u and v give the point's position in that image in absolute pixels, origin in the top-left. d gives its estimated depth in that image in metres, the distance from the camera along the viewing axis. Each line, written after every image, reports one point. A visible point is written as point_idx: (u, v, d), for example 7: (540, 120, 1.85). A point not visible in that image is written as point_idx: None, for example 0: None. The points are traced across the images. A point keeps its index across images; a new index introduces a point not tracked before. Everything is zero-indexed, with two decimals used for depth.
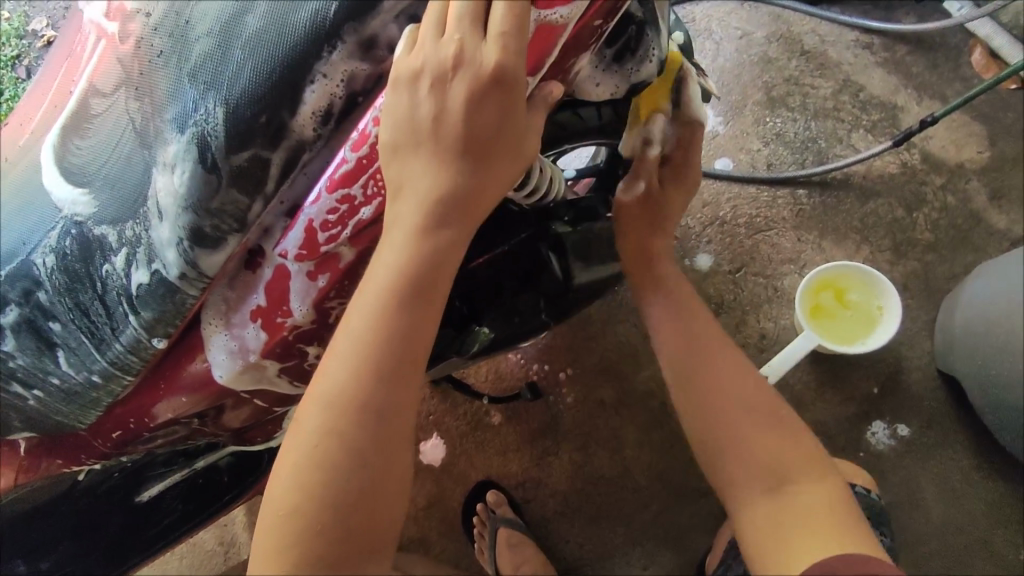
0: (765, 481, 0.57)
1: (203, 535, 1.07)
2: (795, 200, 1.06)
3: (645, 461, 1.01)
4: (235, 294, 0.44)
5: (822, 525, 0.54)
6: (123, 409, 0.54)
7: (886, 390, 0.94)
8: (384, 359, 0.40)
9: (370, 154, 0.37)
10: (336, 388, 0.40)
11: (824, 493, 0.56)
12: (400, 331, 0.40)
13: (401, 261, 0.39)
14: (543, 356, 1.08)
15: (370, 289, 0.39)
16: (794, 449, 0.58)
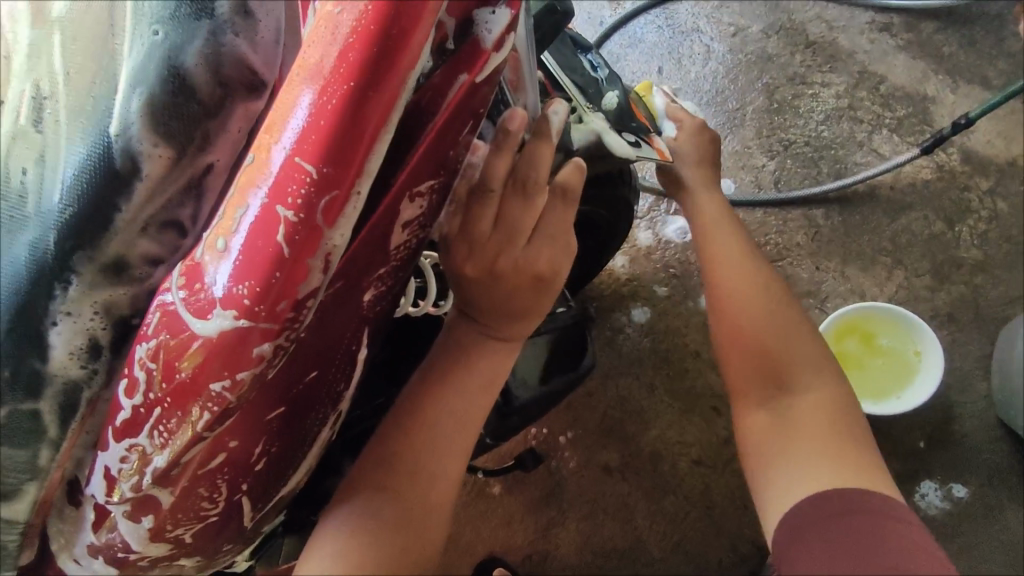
0: (772, 382, 0.53)
1: None
2: (811, 222, 0.91)
3: (660, 528, 0.91)
4: (69, 526, 0.38)
5: (820, 438, 0.49)
6: None
7: (934, 442, 0.80)
8: (411, 485, 0.42)
9: (144, 402, 0.31)
10: (366, 503, 0.42)
11: (831, 399, 0.51)
12: (435, 458, 0.43)
13: (420, 427, 0.43)
14: (541, 419, 0.99)
15: (416, 415, 0.43)
16: (805, 353, 0.54)
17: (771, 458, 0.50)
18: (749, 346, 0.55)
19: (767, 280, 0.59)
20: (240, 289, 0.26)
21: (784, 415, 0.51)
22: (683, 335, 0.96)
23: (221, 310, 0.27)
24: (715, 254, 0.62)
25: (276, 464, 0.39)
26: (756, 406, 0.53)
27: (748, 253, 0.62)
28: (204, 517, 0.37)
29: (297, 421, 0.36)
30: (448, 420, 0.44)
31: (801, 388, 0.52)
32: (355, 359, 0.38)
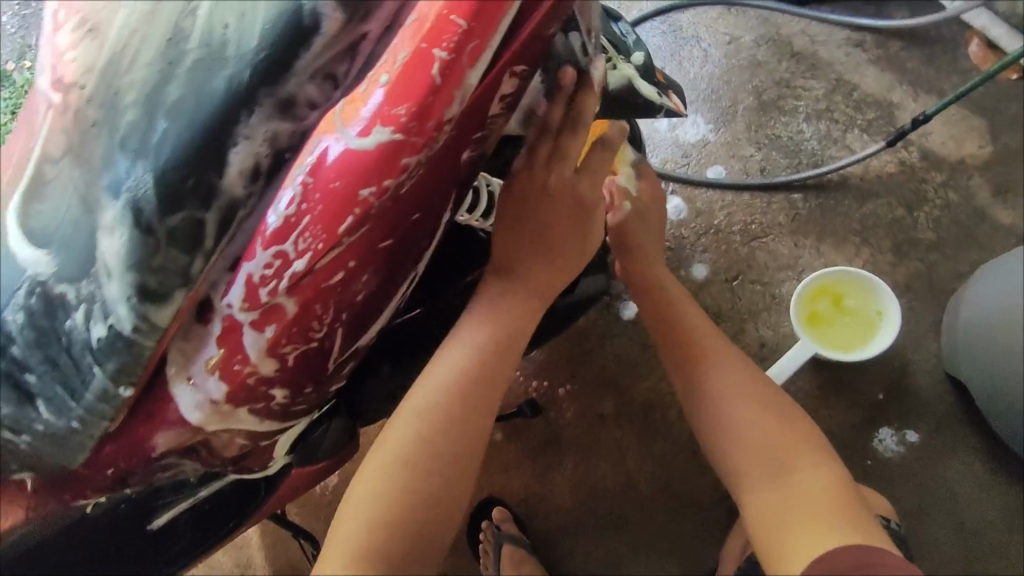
0: (770, 470, 0.61)
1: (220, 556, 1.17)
2: (791, 205, 1.04)
3: (648, 469, 1.02)
4: (191, 345, 0.46)
5: (816, 514, 0.56)
6: (109, 451, 0.56)
7: (892, 395, 0.91)
8: (454, 411, 0.55)
9: (297, 212, 0.38)
10: (416, 427, 0.54)
11: (822, 475, 0.60)
12: (471, 391, 0.56)
13: (426, 418, 0.54)
14: (542, 373, 1.08)
15: (450, 357, 0.57)
16: (787, 434, 0.63)
17: (782, 532, 0.57)
18: (746, 441, 0.63)
19: (747, 371, 0.69)
20: (398, 110, 0.36)
21: (786, 491, 0.59)
22: None
23: (382, 126, 0.36)
24: (701, 357, 0.71)
25: (367, 305, 0.47)
26: (761, 488, 0.60)
27: (722, 347, 0.71)
28: (308, 339, 0.46)
29: (393, 259, 0.45)
30: (473, 361, 0.57)
31: (800, 468, 0.60)
32: (439, 220, 0.47)
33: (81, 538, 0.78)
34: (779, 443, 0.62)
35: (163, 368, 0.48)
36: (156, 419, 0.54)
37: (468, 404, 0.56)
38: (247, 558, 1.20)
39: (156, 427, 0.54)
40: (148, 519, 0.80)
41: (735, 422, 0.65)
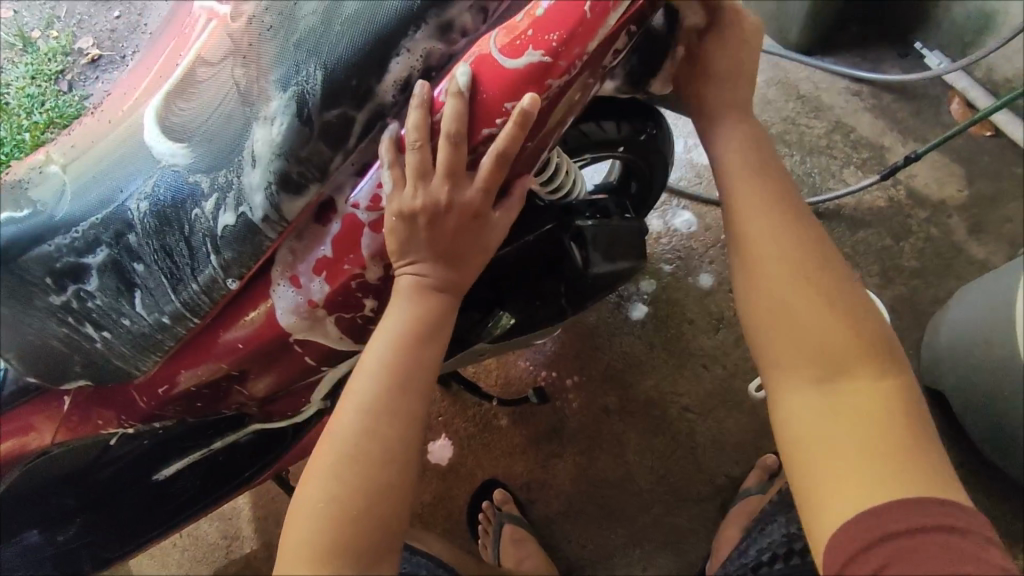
0: (818, 372, 0.52)
1: (205, 530, 1.15)
2: None
3: (648, 464, 1.04)
4: (303, 244, 0.51)
5: (882, 444, 0.49)
6: (173, 364, 0.60)
7: None
8: (399, 379, 0.52)
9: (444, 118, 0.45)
10: (364, 396, 0.52)
11: (891, 393, 0.52)
12: (412, 358, 0.53)
13: (374, 395, 0.52)
14: (551, 363, 1.12)
15: (390, 324, 0.52)
16: (848, 341, 0.53)
17: (827, 451, 0.51)
18: (805, 334, 0.53)
19: (813, 250, 0.55)
20: (550, 36, 0.42)
21: (834, 403, 0.51)
22: (682, 307, 1.13)
23: (534, 50, 0.43)
24: (757, 232, 0.56)
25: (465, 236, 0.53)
26: (805, 388, 0.53)
27: (783, 222, 0.56)
28: (431, 254, 0.50)
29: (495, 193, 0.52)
30: (406, 327, 0.52)
31: (863, 378, 0.52)
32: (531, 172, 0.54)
33: (86, 491, 0.83)
34: (849, 354, 0.52)
35: (270, 266, 0.52)
36: (217, 335, 0.57)
37: (405, 386, 0.52)
38: (235, 529, 1.14)
39: (223, 333, 0.57)
40: (154, 472, 0.85)
41: (792, 309, 0.54)
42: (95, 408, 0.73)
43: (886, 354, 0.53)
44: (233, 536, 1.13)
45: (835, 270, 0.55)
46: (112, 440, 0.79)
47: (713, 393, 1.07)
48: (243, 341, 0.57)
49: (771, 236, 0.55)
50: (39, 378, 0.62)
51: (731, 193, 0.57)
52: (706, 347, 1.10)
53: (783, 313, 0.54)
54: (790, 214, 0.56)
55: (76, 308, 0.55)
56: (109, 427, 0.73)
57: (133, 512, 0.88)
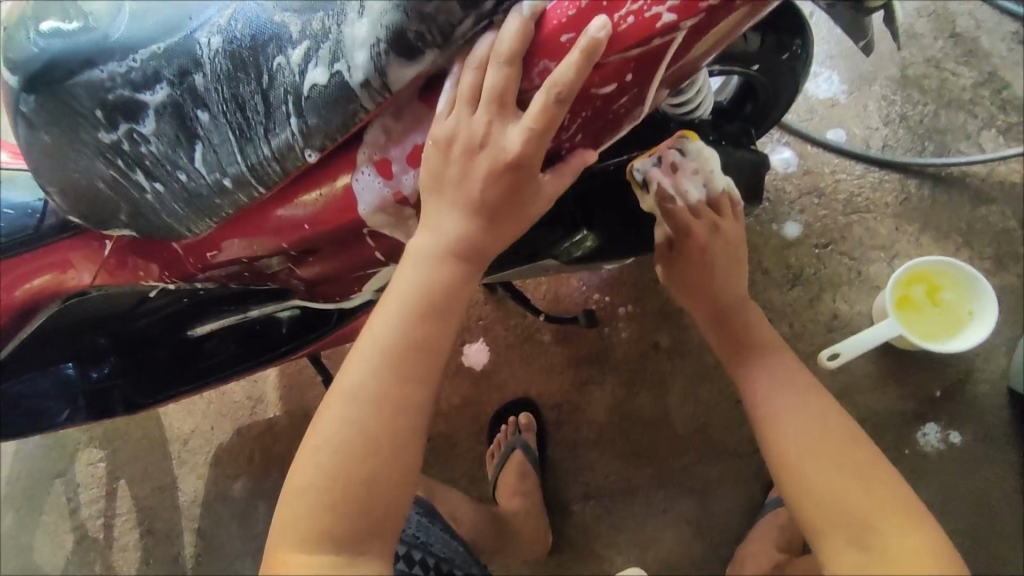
0: (852, 531, 0.54)
1: (232, 388, 1.16)
2: (903, 188, 1.01)
3: (690, 410, 0.99)
4: (400, 124, 0.46)
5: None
6: (229, 228, 0.54)
7: (949, 396, 0.93)
8: (404, 353, 0.48)
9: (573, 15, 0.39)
10: (368, 369, 0.49)
11: (916, 544, 0.53)
12: (419, 334, 0.49)
13: (377, 369, 0.48)
14: (606, 289, 1.06)
15: (395, 294, 0.49)
16: (873, 499, 0.55)
17: None
18: (834, 498, 0.56)
19: (830, 427, 0.62)
20: None
21: (871, 556, 0.53)
22: (760, 253, 1.03)
23: None
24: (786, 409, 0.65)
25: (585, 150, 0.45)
26: (842, 546, 0.55)
27: (813, 406, 0.64)
28: (498, 182, 0.45)
29: (637, 108, 0.43)
30: (409, 297, 0.48)
31: (891, 534, 0.53)
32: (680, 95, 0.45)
33: (121, 335, 0.84)
34: (879, 512, 0.55)
35: (357, 143, 0.47)
36: (281, 204, 0.52)
37: (407, 362, 0.49)
38: (260, 393, 1.14)
39: (286, 203, 0.51)
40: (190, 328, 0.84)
41: (814, 473, 0.59)
42: (134, 255, 0.67)
43: (910, 504, 0.56)
44: (258, 399, 1.14)
45: (861, 444, 0.60)
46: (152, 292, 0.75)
47: None
48: (312, 216, 0.51)
49: (798, 419, 0.63)
50: (82, 220, 0.56)
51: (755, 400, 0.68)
52: (777, 303, 1.01)
53: (815, 472, 0.59)
54: (782, 401, 0.66)
55: (128, 152, 0.48)
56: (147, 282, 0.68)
57: (168, 366, 0.87)
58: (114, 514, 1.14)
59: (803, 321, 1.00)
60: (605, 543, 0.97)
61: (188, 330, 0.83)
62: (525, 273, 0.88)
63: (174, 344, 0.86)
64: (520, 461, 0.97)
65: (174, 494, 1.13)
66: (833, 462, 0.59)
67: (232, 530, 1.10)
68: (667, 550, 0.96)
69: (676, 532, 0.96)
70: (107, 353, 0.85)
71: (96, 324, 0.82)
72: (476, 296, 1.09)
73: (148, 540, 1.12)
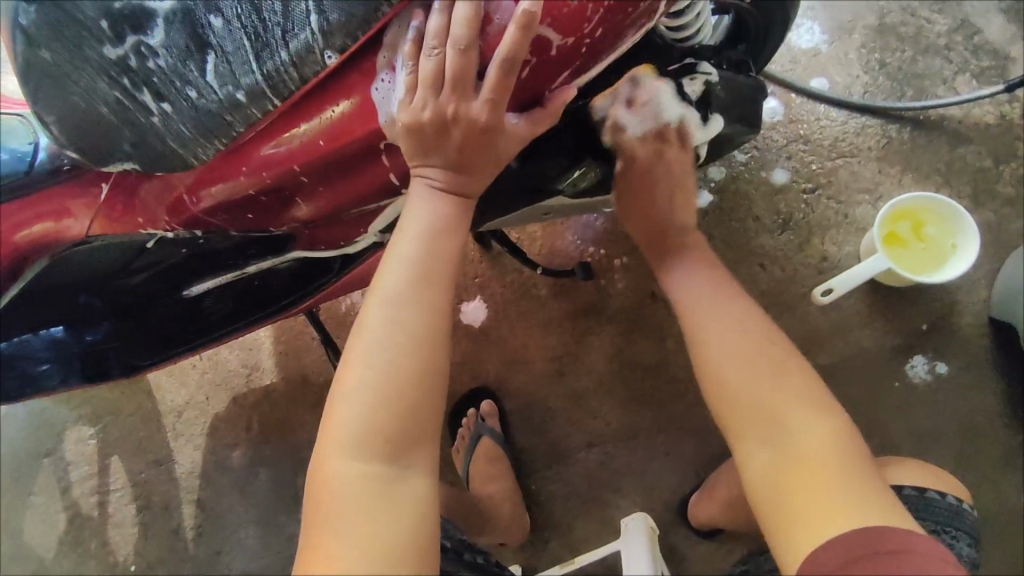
0: (767, 432, 0.61)
1: (226, 357, 1.14)
2: (885, 133, 1.05)
3: (687, 355, 1.01)
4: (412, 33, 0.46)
5: (819, 468, 0.57)
6: (239, 155, 0.54)
7: (934, 328, 0.96)
8: (423, 269, 0.53)
9: None
10: (393, 288, 0.52)
11: (823, 436, 0.59)
12: (434, 252, 0.53)
13: (401, 287, 0.52)
14: (600, 241, 1.07)
15: (410, 220, 0.53)
16: (782, 396, 0.61)
17: (792, 518, 0.56)
18: (757, 408, 0.62)
19: (749, 330, 0.66)
20: None
21: (790, 458, 0.58)
22: (749, 201, 1.06)
23: None
24: (700, 319, 0.69)
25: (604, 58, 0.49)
26: (762, 450, 0.60)
27: (729, 305, 0.69)
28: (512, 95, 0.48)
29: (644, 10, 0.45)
30: (426, 219, 0.53)
31: (800, 431, 0.59)
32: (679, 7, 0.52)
33: (111, 295, 0.80)
34: (791, 414, 0.60)
35: (375, 46, 0.49)
36: (288, 126, 0.52)
37: (431, 283, 0.53)
38: (256, 360, 1.13)
39: (294, 124, 0.52)
40: (186, 286, 0.81)
41: (734, 384, 0.64)
42: (133, 201, 0.65)
43: (818, 398, 0.62)
44: (254, 367, 1.12)
45: (778, 342, 0.65)
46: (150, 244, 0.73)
47: (766, 293, 1.02)
48: (324, 133, 0.51)
49: (722, 323, 0.67)
50: (79, 155, 0.55)
51: (683, 308, 0.71)
52: (768, 247, 1.04)
53: (749, 386, 0.63)
54: (707, 305, 0.70)
55: (133, 69, 0.47)
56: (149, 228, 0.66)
57: (163, 324, 0.86)
58: (109, 491, 1.11)
59: (794, 264, 1.02)
60: (610, 489, 0.99)
61: (183, 288, 0.81)
62: (524, 219, 0.88)
63: (168, 303, 0.84)
64: None
65: (171, 467, 1.11)
66: (755, 369, 0.63)
67: (233, 499, 1.09)
68: (671, 491, 0.98)
69: (679, 472, 0.98)
70: (98, 315, 0.83)
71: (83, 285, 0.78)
72: (472, 253, 1.09)
73: (145, 515, 1.10)
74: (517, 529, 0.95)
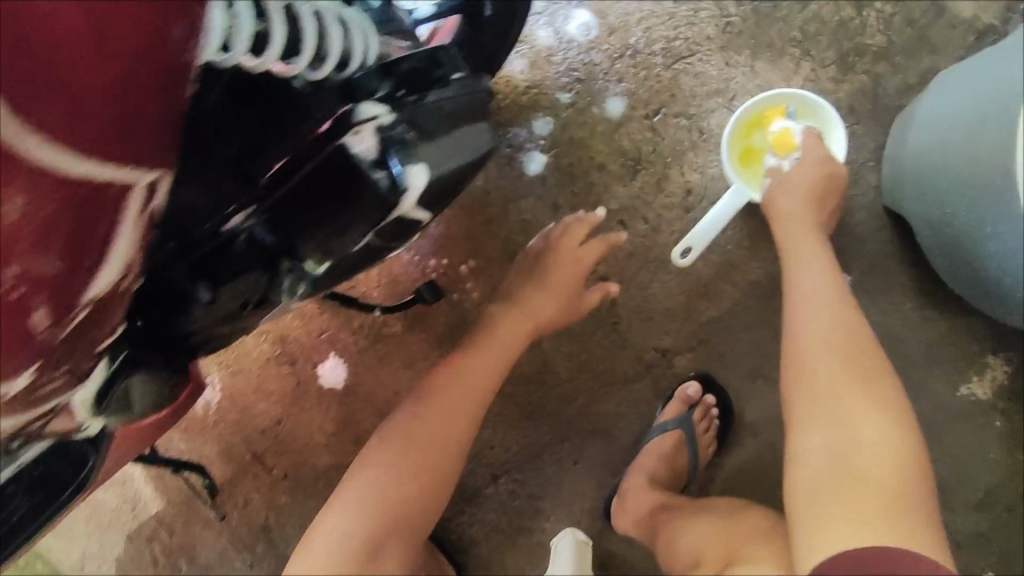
0: (831, 420, 0.61)
1: (104, 497, 1.04)
2: (721, 12, 0.84)
3: (569, 351, 0.88)
4: None
5: (869, 398, 0.62)
6: None
7: (826, 238, 0.82)
8: (385, 500, 0.71)
9: None
10: (324, 539, 0.67)
11: (884, 443, 0.59)
12: (394, 481, 0.72)
13: (336, 534, 0.67)
14: (439, 251, 0.91)
15: (373, 468, 0.73)
16: (856, 390, 0.63)
17: (818, 511, 0.56)
18: (825, 400, 0.63)
19: (855, 330, 0.67)
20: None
21: (840, 445, 0.59)
22: (589, 149, 0.88)
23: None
24: (812, 308, 0.69)
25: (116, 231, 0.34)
26: (824, 431, 0.61)
27: (845, 307, 0.69)
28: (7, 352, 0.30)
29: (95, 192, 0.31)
30: (367, 477, 0.72)
31: (864, 431, 0.60)
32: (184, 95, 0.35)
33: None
34: (858, 412, 0.61)
35: None
36: None
37: (379, 520, 0.69)
38: (134, 492, 1.02)
39: None
40: None
41: (833, 391, 0.63)
42: None
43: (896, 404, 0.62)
44: (135, 499, 1.02)
45: (875, 368, 0.65)
46: None
47: (634, 254, 0.86)
48: None
49: (821, 316, 0.68)
50: None
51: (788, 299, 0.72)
52: (623, 198, 0.87)
53: (826, 394, 0.63)
54: (835, 304, 0.69)
55: None
56: None
57: None
58: None
59: (656, 209, 0.86)
60: (530, 514, 0.90)
61: None
62: None
63: None
64: None
65: None
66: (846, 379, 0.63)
67: None
68: (592, 499, 0.89)
69: (597, 478, 0.89)
70: None
71: None
72: (309, 309, 0.95)
73: None
74: None
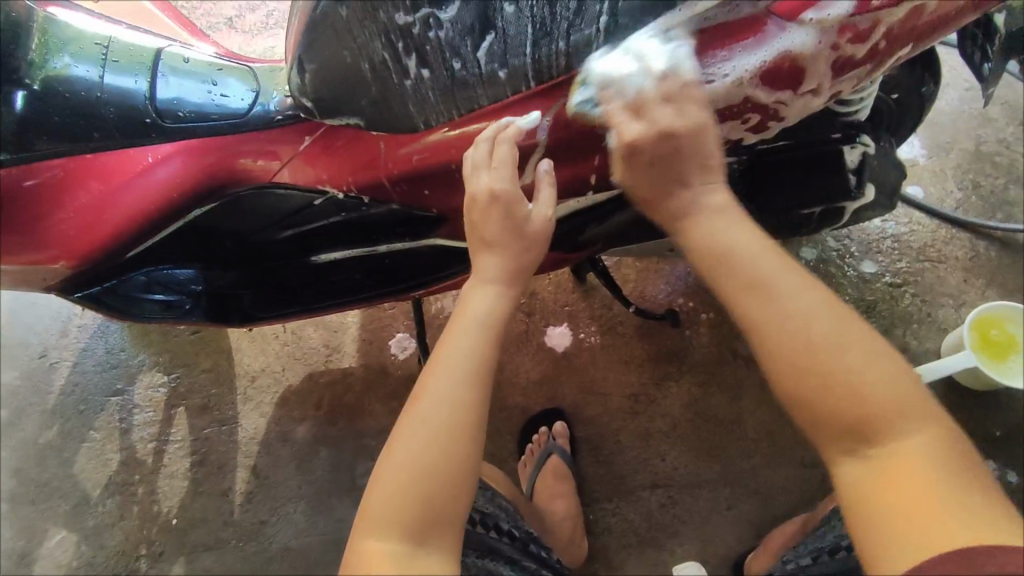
0: (855, 426, 0.50)
1: (309, 333, 1.17)
2: (972, 247, 1.11)
3: (762, 417, 1.05)
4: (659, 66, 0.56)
5: (930, 488, 0.48)
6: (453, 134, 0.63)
7: (1009, 437, 1.00)
8: (478, 391, 0.56)
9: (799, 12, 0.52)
10: (430, 414, 0.55)
11: (926, 445, 0.50)
12: (464, 372, 0.56)
13: (442, 412, 0.55)
14: (691, 294, 1.12)
15: (442, 369, 0.56)
16: (892, 394, 0.50)
17: (903, 534, 0.48)
18: (845, 386, 0.50)
19: (818, 310, 0.52)
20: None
21: (883, 461, 0.50)
22: (838, 285, 1.11)
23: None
24: (768, 326, 0.52)
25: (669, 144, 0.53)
26: (852, 458, 0.51)
27: (834, 306, 0.53)
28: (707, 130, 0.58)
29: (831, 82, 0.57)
30: (445, 372, 0.56)
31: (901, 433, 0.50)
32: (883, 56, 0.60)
33: (255, 247, 0.77)
34: (879, 409, 0.50)
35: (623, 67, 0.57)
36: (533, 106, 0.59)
37: (461, 408, 0.55)
38: (338, 342, 1.16)
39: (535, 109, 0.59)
40: (319, 251, 0.79)
41: (836, 369, 0.51)
42: (331, 151, 0.68)
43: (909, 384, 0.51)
44: (337, 348, 1.15)
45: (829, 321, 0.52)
46: (319, 198, 0.71)
47: None
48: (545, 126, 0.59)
49: (795, 298, 0.52)
50: (312, 107, 0.59)
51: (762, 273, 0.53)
52: None
53: (822, 382, 0.51)
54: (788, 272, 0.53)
55: (414, 36, 0.53)
56: (335, 186, 0.69)
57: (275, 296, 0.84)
58: (167, 441, 1.13)
59: None
60: (667, 533, 1.01)
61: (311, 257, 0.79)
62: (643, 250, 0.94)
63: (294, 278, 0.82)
64: (557, 466, 1.01)
65: (234, 429, 1.13)
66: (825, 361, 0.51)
67: (289, 471, 1.10)
68: (728, 546, 1.00)
69: (739, 530, 1.01)
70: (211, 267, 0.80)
71: (215, 236, 0.76)
72: (567, 282, 1.14)
73: (199, 471, 1.11)
74: (574, 555, 0.98)
